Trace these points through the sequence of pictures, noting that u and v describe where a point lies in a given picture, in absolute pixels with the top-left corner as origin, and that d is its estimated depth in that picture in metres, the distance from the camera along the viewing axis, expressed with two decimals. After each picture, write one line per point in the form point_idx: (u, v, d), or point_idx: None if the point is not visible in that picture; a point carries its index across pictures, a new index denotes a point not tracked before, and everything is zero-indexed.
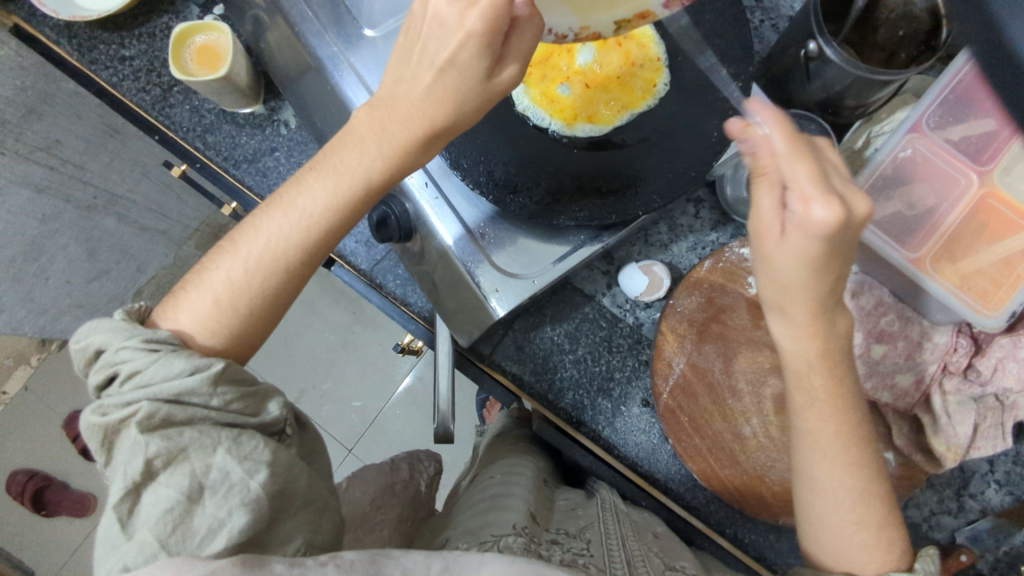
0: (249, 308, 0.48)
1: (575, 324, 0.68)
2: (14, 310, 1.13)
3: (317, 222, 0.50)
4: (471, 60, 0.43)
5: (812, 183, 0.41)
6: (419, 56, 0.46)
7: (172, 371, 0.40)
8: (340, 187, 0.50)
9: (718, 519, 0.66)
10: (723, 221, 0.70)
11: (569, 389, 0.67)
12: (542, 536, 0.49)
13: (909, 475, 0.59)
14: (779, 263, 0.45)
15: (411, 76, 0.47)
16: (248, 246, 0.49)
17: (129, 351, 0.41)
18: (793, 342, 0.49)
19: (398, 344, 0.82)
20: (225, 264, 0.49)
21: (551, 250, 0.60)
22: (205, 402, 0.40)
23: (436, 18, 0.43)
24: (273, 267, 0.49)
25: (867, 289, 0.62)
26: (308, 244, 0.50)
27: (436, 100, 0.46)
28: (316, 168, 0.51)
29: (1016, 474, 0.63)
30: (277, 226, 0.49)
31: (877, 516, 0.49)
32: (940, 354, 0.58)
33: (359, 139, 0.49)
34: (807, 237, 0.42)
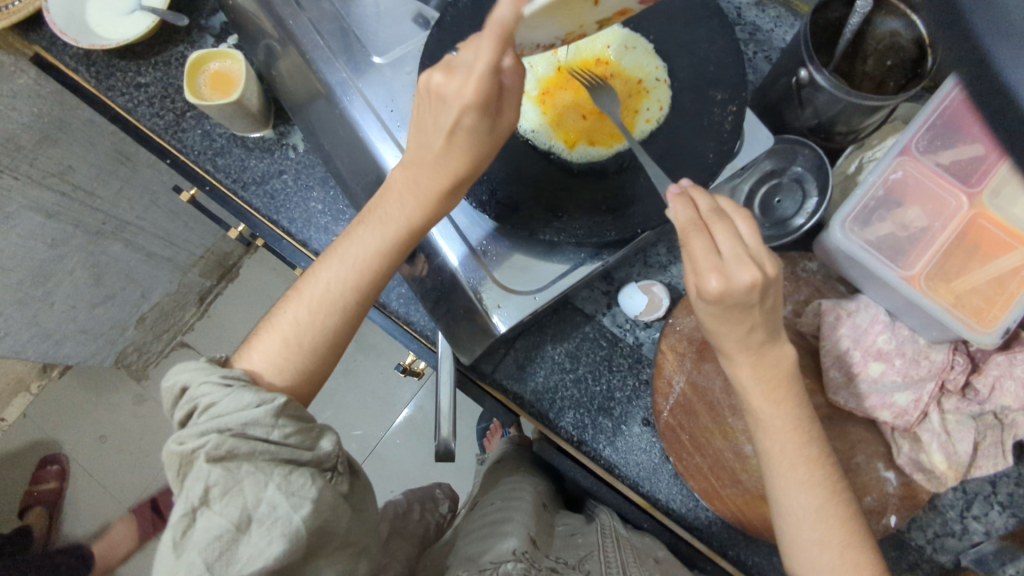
0: (313, 345, 0.50)
1: (576, 343, 0.69)
2: (20, 333, 1.15)
3: (371, 265, 0.52)
4: (474, 123, 0.45)
5: (702, 256, 0.45)
6: (431, 127, 0.47)
7: (242, 404, 0.41)
8: (387, 233, 0.51)
9: (720, 541, 0.65)
10: None
11: (569, 409, 0.67)
12: (542, 562, 0.50)
13: (910, 494, 0.60)
14: (704, 320, 0.49)
15: (428, 142, 0.48)
16: (310, 289, 0.51)
17: (208, 385, 0.42)
18: (745, 368, 0.50)
19: (399, 365, 0.82)
20: (291, 308, 0.51)
21: (550, 268, 0.60)
22: (266, 434, 0.41)
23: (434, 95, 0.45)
24: (334, 307, 0.51)
25: (864, 308, 0.61)
26: (363, 285, 0.52)
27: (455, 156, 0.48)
28: (369, 216, 0.52)
29: (1019, 496, 0.63)
30: (334, 272, 0.51)
31: (842, 535, 0.49)
32: (937, 371, 0.58)
33: (399, 191, 0.51)
34: (705, 303, 0.46)
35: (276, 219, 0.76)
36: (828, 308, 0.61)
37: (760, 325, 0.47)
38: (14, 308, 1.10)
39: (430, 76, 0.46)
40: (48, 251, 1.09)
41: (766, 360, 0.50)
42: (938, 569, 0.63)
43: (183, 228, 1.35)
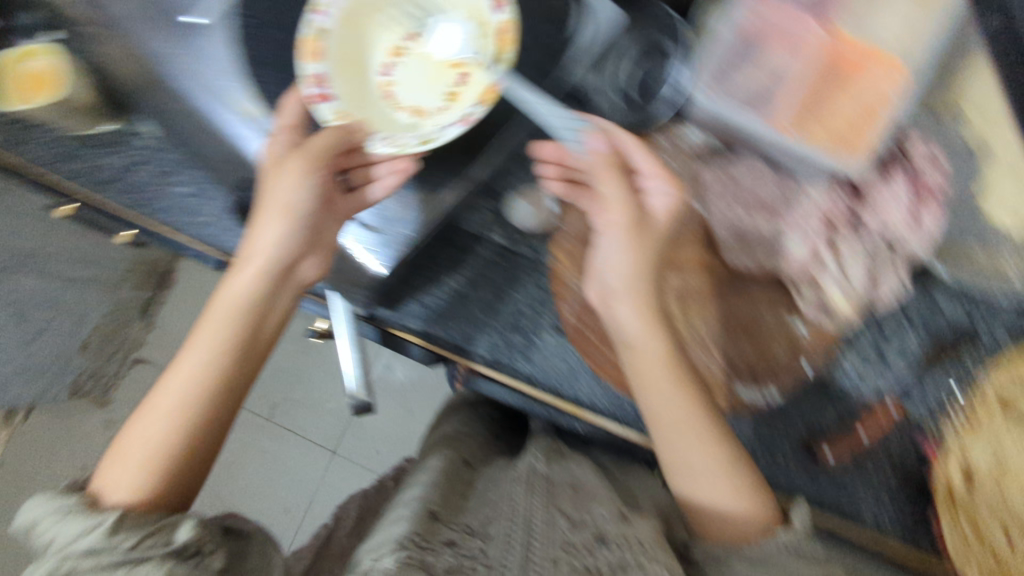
0: (160, 454, 0.49)
1: (473, 268, 0.66)
2: None
3: (217, 359, 0.52)
4: (277, 143, 0.56)
5: (657, 169, 0.57)
6: (263, 195, 0.55)
7: (75, 531, 0.44)
8: (230, 324, 0.53)
9: (651, 427, 0.64)
10: None
11: (480, 334, 0.66)
12: (437, 538, 0.53)
13: (821, 340, 0.59)
14: (644, 233, 0.56)
15: (259, 211, 0.55)
16: (158, 400, 0.51)
17: (40, 518, 0.45)
18: (647, 322, 0.54)
19: (313, 331, 0.79)
20: (138, 427, 0.50)
21: (414, 199, 0.60)
22: (111, 549, 0.44)
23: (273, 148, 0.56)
24: (183, 410, 0.50)
25: (740, 163, 0.62)
26: (209, 378, 0.51)
27: (278, 200, 0.55)
28: (198, 331, 0.53)
29: (932, 316, 0.63)
30: (181, 373, 0.51)
31: (739, 478, 0.53)
32: (820, 208, 0.58)
33: (237, 274, 0.55)
34: (665, 212, 0.57)
35: (145, 212, 0.71)
36: (708, 171, 0.62)
37: (654, 270, 0.56)
38: None
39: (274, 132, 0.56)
40: None
41: (654, 308, 0.55)
42: (864, 404, 0.63)
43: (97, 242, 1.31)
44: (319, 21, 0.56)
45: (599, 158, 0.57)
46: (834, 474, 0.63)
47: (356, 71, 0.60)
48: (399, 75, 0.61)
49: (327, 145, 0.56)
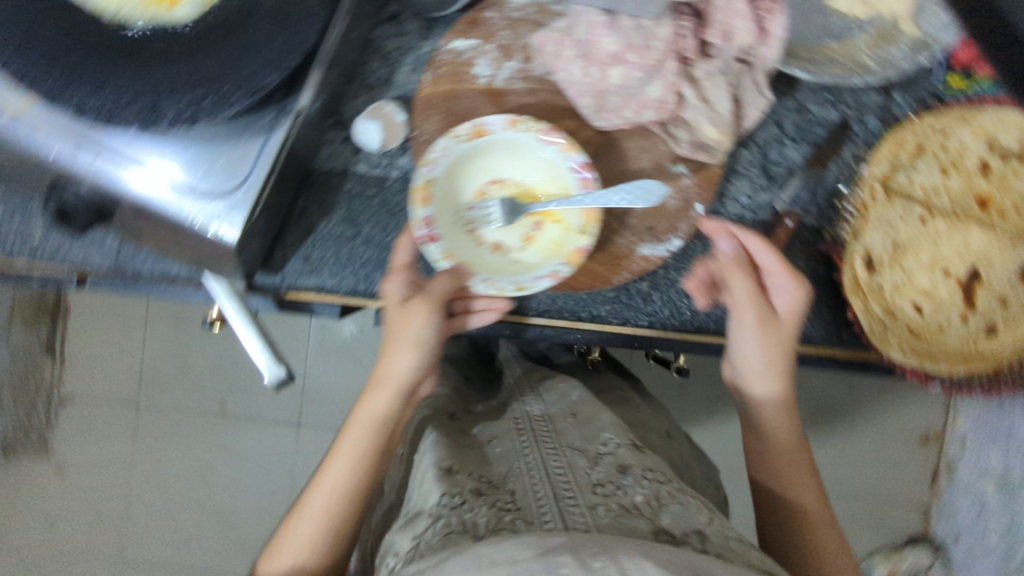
0: (321, 552, 0.54)
1: (346, 207, 0.63)
2: None
3: (363, 463, 0.56)
4: (404, 310, 0.57)
5: (778, 259, 0.57)
6: (392, 331, 0.57)
7: None
8: (365, 438, 0.56)
9: (571, 309, 0.63)
10: (430, 27, 0.61)
11: (375, 271, 0.63)
12: (467, 487, 0.54)
13: (706, 177, 0.59)
14: (782, 313, 0.59)
15: (397, 323, 0.57)
16: (310, 504, 0.55)
17: None
18: (763, 333, 0.58)
19: (205, 321, 0.72)
20: (296, 530, 0.55)
21: (244, 148, 0.53)
22: None
23: (395, 302, 0.57)
24: (326, 519, 0.54)
25: (580, 18, 0.56)
26: (349, 487, 0.55)
27: (404, 311, 0.57)
28: (343, 436, 0.57)
29: (805, 123, 0.63)
30: (330, 477, 0.55)
31: (822, 511, 0.60)
32: (669, 45, 0.55)
33: (376, 388, 0.57)
34: (789, 297, 0.58)
35: None
36: (544, 37, 0.56)
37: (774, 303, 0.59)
38: None
39: (397, 290, 0.57)
40: None
41: (764, 281, 0.59)
42: (763, 225, 0.64)
43: None
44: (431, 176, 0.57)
45: (727, 257, 0.57)
46: None
47: (462, 174, 0.60)
48: (485, 229, 0.61)
49: (445, 281, 0.57)
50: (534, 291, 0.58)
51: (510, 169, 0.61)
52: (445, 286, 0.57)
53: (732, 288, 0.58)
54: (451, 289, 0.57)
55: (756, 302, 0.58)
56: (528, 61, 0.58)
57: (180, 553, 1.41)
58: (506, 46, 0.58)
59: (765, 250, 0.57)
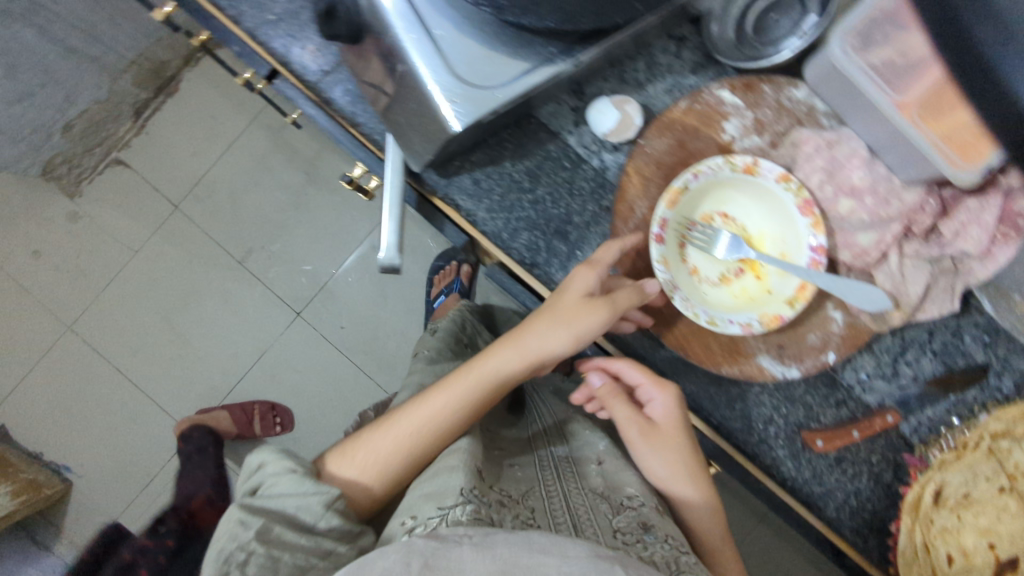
0: (400, 460, 0.54)
1: (537, 162, 0.63)
2: None
3: (470, 407, 0.55)
4: (593, 308, 0.54)
5: (659, 384, 0.60)
6: (563, 305, 0.55)
7: (298, 489, 0.48)
8: (481, 388, 0.56)
9: (661, 369, 0.64)
10: (704, 65, 0.64)
11: (524, 230, 0.63)
12: (490, 496, 0.50)
13: (854, 335, 0.60)
14: (672, 429, 0.60)
15: (562, 305, 0.55)
16: (398, 427, 0.54)
17: (273, 471, 0.49)
18: (663, 448, 0.60)
19: (348, 176, 0.73)
20: (378, 440, 0.54)
21: (514, 63, 0.53)
22: (314, 523, 0.47)
23: (588, 292, 0.55)
24: (433, 433, 0.54)
25: (845, 140, 0.58)
26: (456, 422, 0.55)
27: (592, 303, 0.54)
28: (447, 384, 0.56)
29: (951, 345, 0.64)
30: (438, 408, 0.55)
31: None
32: (906, 212, 0.56)
33: (513, 346, 0.56)
34: (677, 439, 0.60)
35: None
36: (808, 137, 0.58)
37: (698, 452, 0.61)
38: None
39: (596, 285, 0.55)
40: None
41: (676, 442, 0.60)
42: (864, 408, 0.65)
43: None
44: (692, 184, 0.55)
45: (606, 389, 0.61)
46: (812, 464, 0.64)
47: (717, 202, 0.59)
48: (693, 251, 0.59)
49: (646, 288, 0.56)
50: (721, 331, 0.55)
51: (745, 211, 0.59)
52: (636, 298, 0.56)
53: (621, 418, 0.61)
54: (633, 302, 0.55)
55: (629, 419, 0.60)
56: (772, 145, 0.60)
57: (140, 349, 1.46)
58: (762, 122, 0.60)
59: (630, 372, 0.60)
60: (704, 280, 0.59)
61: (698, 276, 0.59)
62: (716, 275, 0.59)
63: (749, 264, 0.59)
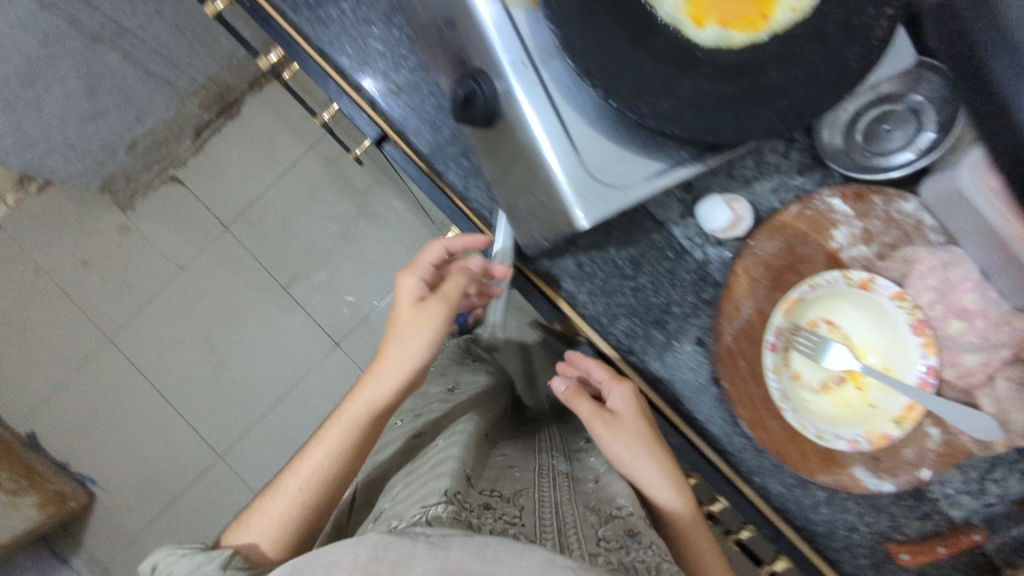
0: (315, 493, 0.58)
1: (641, 251, 0.64)
2: (4, 138, 1.05)
3: (357, 433, 0.60)
4: (434, 312, 0.60)
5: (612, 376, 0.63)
6: (406, 329, 0.60)
7: (191, 564, 0.51)
8: (354, 431, 0.60)
9: (749, 467, 0.64)
10: (812, 166, 0.63)
11: (624, 317, 0.64)
12: (474, 500, 0.52)
13: (949, 452, 0.59)
14: (631, 415, 0.61)
15: (410, 331, 0.60)
16: (290, 481, 0.58)
17: (170, 560, 0.51)
18: (626, 436, 0.60)
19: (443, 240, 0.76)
20: (280, 504, 0.57)
21: (645, 163, 0.54)
22: (217, 574, 0.50)
23: (421, 296, 0.62)
24: (331, 467, 0.59)
25: (959, 262, 0.57)
26: (343, 459, 0.59)
27: (428, 308, 0.60)
28: (319, 436, 0.61)
29: None
30: (313, 468, 0.59)
31: None
32: (1019, 339, 0.55)
33: (382, 378, 0.60)
34: (638, 423, 0.61)
35: (330, 53, 0.63)
36: (923, 257, 0.58)
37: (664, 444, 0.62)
38: None
39: (420, 287, 0.62)
40: (39, 49, 0.97)
41: (654, 434, 0.62)
42: None
43: (187, 51, 1.23)
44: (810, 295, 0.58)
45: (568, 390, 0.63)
46: None
47: (825, 310, 0.59)
48: (795, 355, 0.60)
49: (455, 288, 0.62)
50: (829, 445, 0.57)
51: (853, 322, 0.59)
52: (462, 288, 0.62)
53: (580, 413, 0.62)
54: (460, 290, 0.62)
55: (591, 414, 0.61)
56: (879, 257, 0.60)
57: (178, 364, 1.48)
58: (870, 232, 0.60)
59: (591, 367, 0.63)
60: (806, 386, 0.59)
61: (800, 382, 0.59)
62: (818, 382, 0.59)
63: (853, 375, 0.59)
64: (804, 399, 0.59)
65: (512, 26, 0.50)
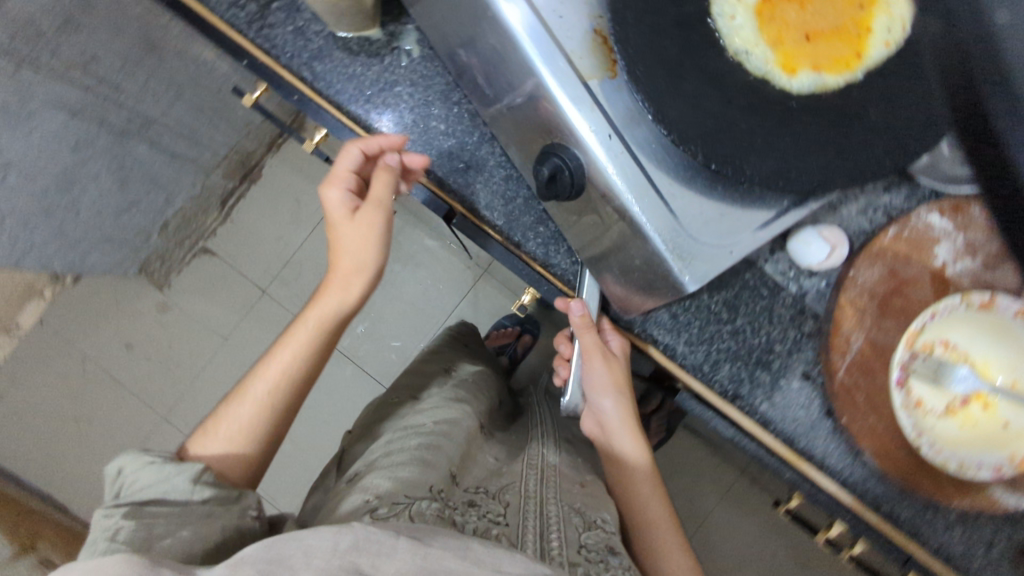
0: (270, 419, 0.55)
1: (735, 292, 0.63)
2: (47, 246, 1.04)
3: (324, 337, 0.57)
4: (370, 221, 0.57)
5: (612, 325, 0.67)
6: (352, 226, 0.57)
7: (159, 475, 0.47)
8: (315, 343, 0.56)
9: (876, 497, 0.61)
10: (898, 182, 0.62)
11: (725, 362, 0.63)
12: (455, 497, 0.54)
13: None
14: (598, 363, 0.64)
15: (351, 233, 0.57)
16: (257, 390, 0.55)
17: (139, 467, 0.47)
18: (620, 380, 0.66)
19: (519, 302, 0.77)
20: (247, 411, 0.54)
21: (748, 216, 0.52)
22: (188, 497, 0.46)
23: (351, 210, 0.58)
24: (288, 389, 0.55)
25: None
26: (313, 356, 0.57)
27: (363, 222, 0.57)
28: (284, 341, 0.56)
29: None
30: (292, 355, 0.56)
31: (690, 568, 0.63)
32: None
33: (343, 274, 0.57)
34: (618, 370, 0.66)
35: (394, 139, 0.63)
36: None
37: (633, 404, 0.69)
38: (40, 218, 0.97)
39: (342, 197, 0.58)
40: (72, 154, 0.95)
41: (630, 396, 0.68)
42: None
43: (209, 127, 1.22)
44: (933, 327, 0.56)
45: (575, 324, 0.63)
46: None
47: (942, 330, 0.56)
48: (916, 383, 0.57)
49: (381, 189, 0.57)
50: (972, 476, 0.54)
51: (972, 338, 0.56)
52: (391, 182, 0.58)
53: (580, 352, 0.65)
54: (391, 180, 0.58)
55: (594, 346, 0.64)
56: (986, 266, 0.56)
57: None
58: (973, 245, 0.57)
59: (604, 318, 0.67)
60: (933, 411, 0.56)
61: (927, 409, 0.56)
62: (945, 406, 0.56)
63: (981, 394, 0.55)
64: (934, 426, 0.56)
65: (593, 101, 0.48)
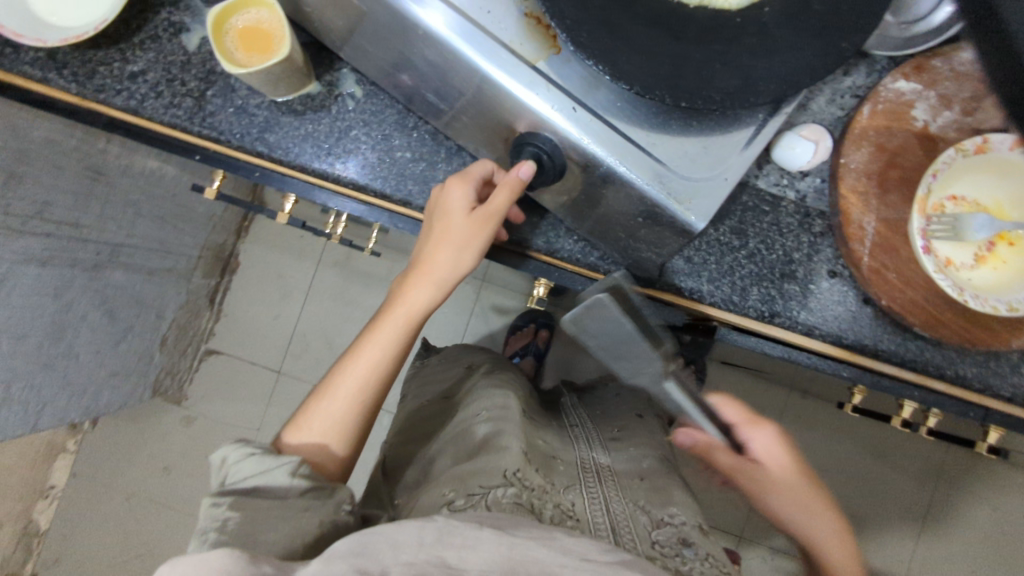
0: (367, 414, 0.53)
1: (738, 217, 0.63)
2: (58, 398, 1.03)
3: (408, 330, 0.55)
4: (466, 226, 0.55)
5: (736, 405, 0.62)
6: (452, 226, 0.55)
7: (262, 467, 0.46)
8: (402, 336, 0.55)
9: (935, 363, 0.62)
10: (856, 61, 0.62)
11: (752, 285, 0.63)
12: (534, 480, 0.52)
13: None
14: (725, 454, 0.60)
15: (455, 237, 0.55)
16: (345, 386, 0.53)
17: (236, 460, 0.46)
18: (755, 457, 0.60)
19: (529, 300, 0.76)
20: (340, 400, 0.52)
21: (731, 138, 0.51)
22: (288, 486, 0.46)
23: (467, 211, 0.55)
24: (380, 383, 0.54)
25: None
26: (397, 354, 0.55)
27: (476, 228, 0.55)
28: (372, 334, 0.55)
29: None
30: (379, 350, 0.54)
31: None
32: None
33: (425, 278, 0.55)
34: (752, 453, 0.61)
35: (366, 181, 0.63)
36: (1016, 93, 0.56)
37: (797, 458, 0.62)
38: (43, 374, 0.96)
39: (465, 199, 0.55)
40: (55, 303, 0.94)
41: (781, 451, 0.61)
42: None
43: (175, 233, 1.21)
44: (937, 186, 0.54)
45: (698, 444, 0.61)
46: None
47: (949, 186, 0.57)
48: (938, 245, 0.57)
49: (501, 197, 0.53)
50: None
51: (973, 186, 0.58)
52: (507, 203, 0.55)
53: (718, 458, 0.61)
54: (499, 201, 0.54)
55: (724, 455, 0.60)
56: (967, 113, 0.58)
57: None
58: (946, 96, 0.58)
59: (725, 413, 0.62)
60: (964, 265, 0.57)
61: (958, 265, 0.57)
62: (973, 257, 0.57)
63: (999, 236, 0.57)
64: (970, 279, 0.57)
65: (548, 82, 0.48)
